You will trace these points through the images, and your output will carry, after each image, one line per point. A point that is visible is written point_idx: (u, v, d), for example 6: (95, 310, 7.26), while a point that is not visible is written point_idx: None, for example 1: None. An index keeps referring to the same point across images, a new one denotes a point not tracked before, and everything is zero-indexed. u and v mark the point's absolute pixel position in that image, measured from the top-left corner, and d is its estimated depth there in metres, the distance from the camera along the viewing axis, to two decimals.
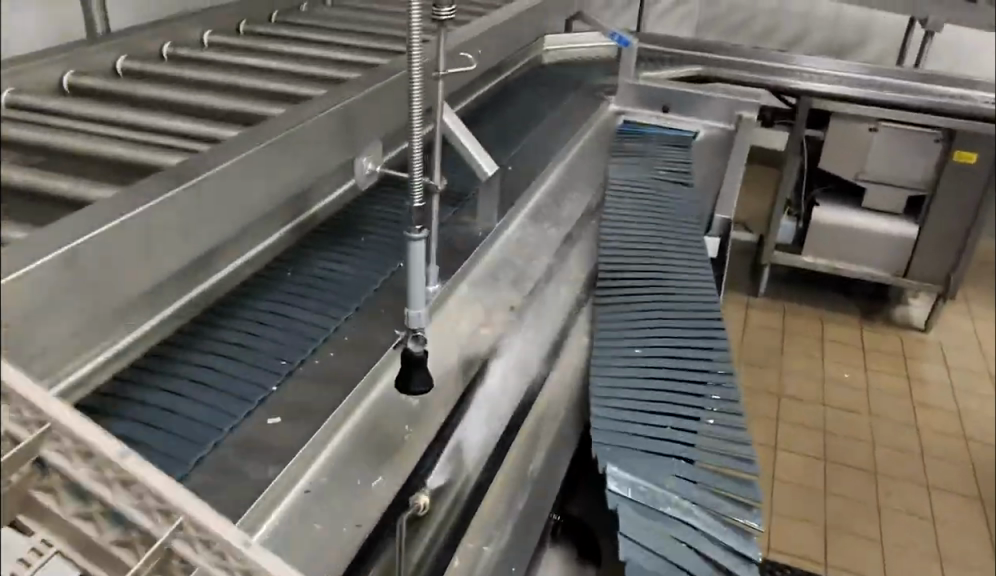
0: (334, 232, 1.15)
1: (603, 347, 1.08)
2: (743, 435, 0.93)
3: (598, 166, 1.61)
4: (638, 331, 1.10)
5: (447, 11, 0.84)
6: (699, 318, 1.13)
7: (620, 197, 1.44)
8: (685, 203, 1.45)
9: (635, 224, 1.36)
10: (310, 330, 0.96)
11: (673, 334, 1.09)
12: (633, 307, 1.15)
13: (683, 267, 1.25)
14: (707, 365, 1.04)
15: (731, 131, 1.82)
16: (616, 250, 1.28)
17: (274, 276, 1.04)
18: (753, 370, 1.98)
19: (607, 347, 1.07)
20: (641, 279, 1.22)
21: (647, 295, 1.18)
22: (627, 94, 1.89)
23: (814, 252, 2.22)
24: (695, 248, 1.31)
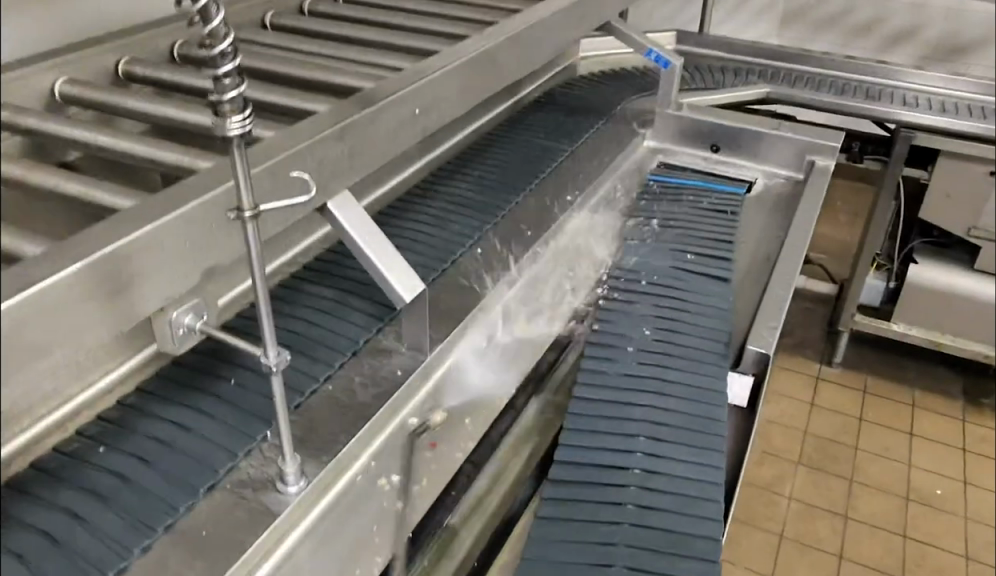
0: (198, 369, 0.82)
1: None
2: None
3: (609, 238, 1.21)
4: (599, 528, 0.74)
5: (237, 123, 0.51)
6: (694, 510, 0.76)
7: (620, 294, 1.05)
8: (715, 293, 1.06)
9: (631, 347, 0.96)
10: (89, 564, 0.64)
11: (641, 560, 0.71)
12: (597, 498, 0.77)
13: (684, 425, 0.85)
14: None
15: (800, 181, 1.41)
16: (598, 377, 0.91)
17: (80, 455, 0.72)
18: (814, 476, 1.58)
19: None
20: (616, 444, 0.83)
21: (625, 455, 0.81)
22: (667, 126, 1.50)
23: (907, 318, 1.79)
24: (712, 372, 0.93)
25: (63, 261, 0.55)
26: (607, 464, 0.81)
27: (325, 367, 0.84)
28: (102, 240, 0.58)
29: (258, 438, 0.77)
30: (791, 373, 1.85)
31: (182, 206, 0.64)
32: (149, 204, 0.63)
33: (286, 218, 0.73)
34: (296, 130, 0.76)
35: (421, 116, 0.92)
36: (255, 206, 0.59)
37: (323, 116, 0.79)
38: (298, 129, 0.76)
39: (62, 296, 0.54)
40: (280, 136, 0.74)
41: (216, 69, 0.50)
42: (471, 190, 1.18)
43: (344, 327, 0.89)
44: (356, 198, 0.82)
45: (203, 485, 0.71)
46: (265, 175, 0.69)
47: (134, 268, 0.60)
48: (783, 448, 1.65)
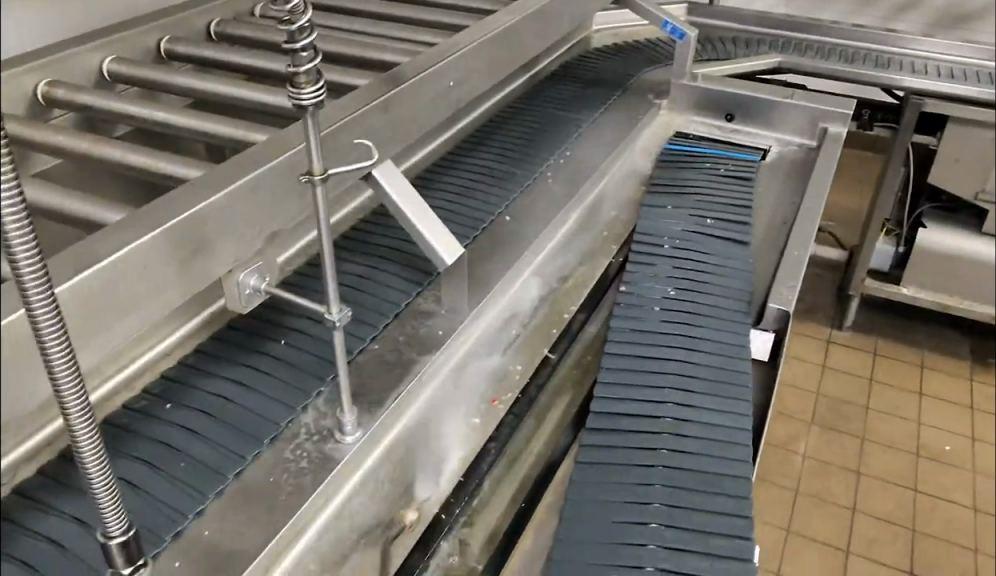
0: (253, 332, 0.87)
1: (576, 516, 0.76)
2: None
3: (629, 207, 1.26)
4: (635, 472, 0.79)
5: (310, 94, 0.55)
6: (723, 454, 0.81)
7: (644, 258, 1.10)
8: (735, 255, 1.11)
9: (657, 307, 1.00)
10: (168, 506, 0.69)
11: (676, 498, 0.77)
12: (631, 445, 0.82)
13: (711, 378, 0.90)
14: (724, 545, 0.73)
15: (813, 148, 1.44)
16: (628, 335, 0.96)
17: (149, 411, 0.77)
18: (828, 434, 1.64)
19: (580, 517, 0.75)
20: (646, 396, 0.88)
21: (656, 406, 0.86)
22: (682, 97, 1.53)
23: (916, 283, 1.84)
24: (736, 328, 0.98)
25: (146, 228, 0.60)
26: (640, 415, 0.86)
27: (371, 328, 0.89)
28: (176, 210, 0.63)
29: (313, 395, 0.81)
30: (804, 337, 1.90)
31: (245, 177, 0.68)
32: (215, 174, 0.68)
33: (336, 187, 0.77)
34: (343, 105, 0.80)
35: (455, 89, 0.95)
36: (322, 172, 0.62)
37: (367, 90, 0.83)
38: (345, 104, 0.80)
39: (144, 259, 0.59)
40: (329, 110, 0.78)
41: (294, 43, 0.53)
42: (496, 160, 1.22)
43: (386, 290, 0.94)
44: (399, 168, 0.86)
45: (266, 436, 0.76)
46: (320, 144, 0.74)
47: (205, 233, 0.65)
48: (797, 409, 1.70)
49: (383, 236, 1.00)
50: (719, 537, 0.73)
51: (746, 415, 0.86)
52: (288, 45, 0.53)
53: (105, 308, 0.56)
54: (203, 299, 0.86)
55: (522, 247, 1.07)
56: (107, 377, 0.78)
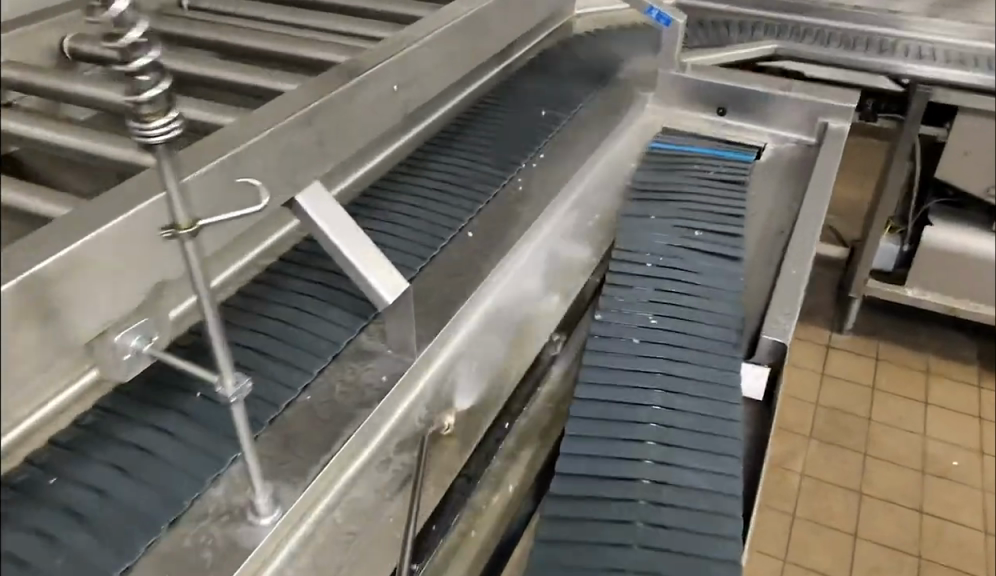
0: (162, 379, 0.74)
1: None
2: None
3: (606, 219, 1.14)
4: (605, 551, 0.68)
5: (157, 126, 0.44)
6: (707, 524, 0.70)
7: (621, 278, 0.97)
8: (726, 272, 0.98)
9: (636, 338, 0.88)
10: None
11: None
12: (600, 514, 0.70)
13: (695, 427, 0.78)
14: None
15: (811, 145, 1.32)
16: (602, 373, 0.84)
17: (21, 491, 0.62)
18: (827, 450, 1.52)
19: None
20: (620, 451, 0.75)
21: (631, 463, 0.74)
22: (669, 89, 1.41)
23: (922, 284, 1.72)
24: (726, 362, 0.85)
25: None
26: (613, 475, 0.73)
27: (302, 375, 0.78)
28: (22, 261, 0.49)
29: (226, 464, 0.70)
30: (801, 341, 1.78)
31: (119, 216, 0.55)
32: (81, 215, 0.55)
33: (246, 221, 0.64)
34: (253, 120, 0.67)
35: (402, 91, 0.82)
36: (191, 227, 0.48)
37: (287, 100, 0.71)
38: (257, 119, 0.68)
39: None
40: (232, 129, 0.66)
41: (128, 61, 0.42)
42: (459, 161, 1.09)
43: (321, 327, 0.82)
44: (329, 192, 0.74)
45: (165, 519, 0.65)
46: (216, 173, 0.59)
47: (64, 293, 0.50)
48: (795, 423, 1.58)
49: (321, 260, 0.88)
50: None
51: (736, 472, 0.74)
52: (123, 65, 0.41)
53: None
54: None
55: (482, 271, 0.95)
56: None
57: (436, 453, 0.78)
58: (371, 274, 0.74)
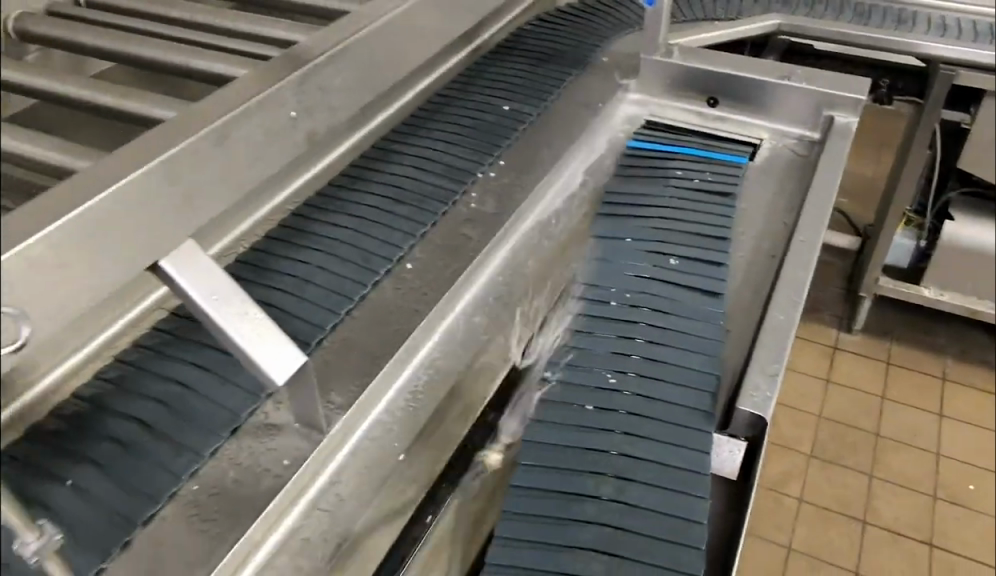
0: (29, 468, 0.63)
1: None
2: None
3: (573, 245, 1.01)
4: None
5: None
6: None
7: (576, 323, 0.84)
8: (701, 314, 0.85)
9: (590, 405, 0.76)
10: None
11: None
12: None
13: (646, 530, 0.66)
14: None
15: (815, 143, 1.16)
16: (550, 454, 0.72)
17: None
18: (829, 472, 1.41)
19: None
20: (559, 562, 0.64)
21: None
22: (653, 79, 1.24)
23: (939, 284, 1.58)
24: (690, 434, 0.73)
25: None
26: None
27: (191, 456, 0.68)
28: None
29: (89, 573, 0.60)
30: (804, 344, 1.65)
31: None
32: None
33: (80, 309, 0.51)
34: (103, 168, 0.53)
35: (305, 117, 0.67)
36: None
37: (153, 139, 0.57)
38: (111, 165, 0.54)
39: None
40: (73, 182, 0.52)
41: None
42: (400, 180, 0.97)
43: (218, 397, 0.71)
44: (208, 257, 0.61)
45: None
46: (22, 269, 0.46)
47: None
48: (793, 438, 1.47)
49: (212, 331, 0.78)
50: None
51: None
52: None
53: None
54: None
55: (411, 323, 0.82)
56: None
57: (344, 549, 0.68)
58: (258, 345, 0.62)
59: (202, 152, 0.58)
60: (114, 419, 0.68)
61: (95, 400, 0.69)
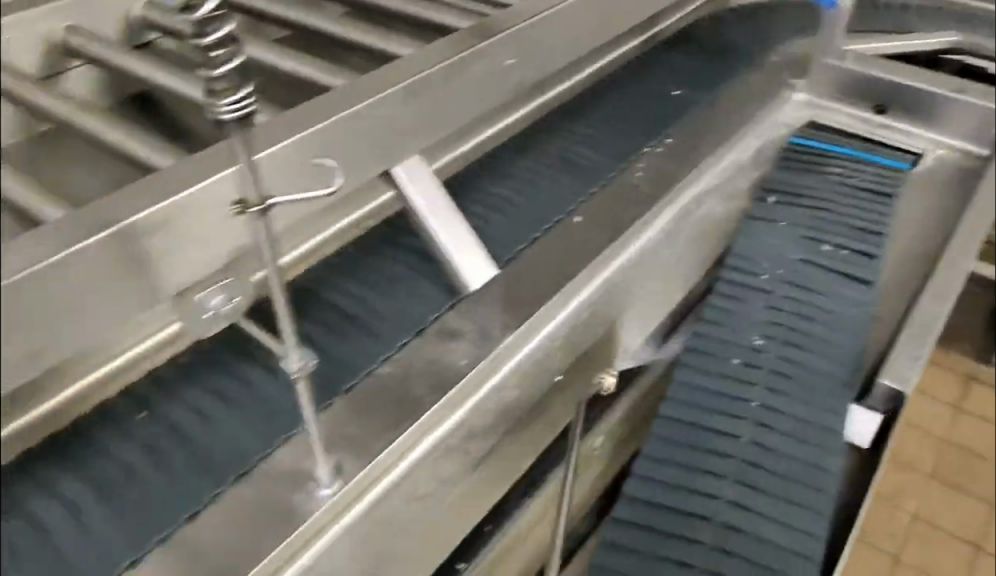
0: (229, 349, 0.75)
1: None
2: None
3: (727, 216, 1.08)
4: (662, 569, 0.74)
5: (230, 104, 0.44)
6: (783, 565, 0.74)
7: (730, 287, 0.91)
8: (852, 293, 0.91)
9: (736, 359, 0.85)
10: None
11: None
12: (681, 559, 0.74)
13: (780, 471, 0.78)
14: None
15: (982, 160, 1.19)
16: (698, 398, 0.82)
17: (88, 440, 0.65)
18: (949, 494, 1.41)
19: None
20: (703, 489, 0.77)
21: (709, 500, 0.76)
22: (825, 81, 1.30)
23: None
24: (828, 397, 0.83)
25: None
26: (693, 511, 0.76)
27: (383, 347, 0.77)
28: (27, 257, 0.44)
29: (297, 426, 0.69)
30: (939, 366, 1.63)
31: (185, 188, 0.52)
32: (139, 188, 0.52)
33: (326, 200, 0.65)
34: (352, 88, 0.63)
35: (521, 64, 0.75)
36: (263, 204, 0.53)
37: (391, 71, 0.66)
38: (359, 87, 0.64)
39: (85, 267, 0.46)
40: (318, 103, 0.62)
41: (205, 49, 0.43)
42: (577, 144, 1.04)
43: (411, 303, 0.81)
44: (426, 164, 0.72)
45: (230, 474, 0.65)
46: (293, 151, 0.58)
47: (153, 249, 0.50)
48: (915, 456, 1.46)
49: (410, 245, 0.86)
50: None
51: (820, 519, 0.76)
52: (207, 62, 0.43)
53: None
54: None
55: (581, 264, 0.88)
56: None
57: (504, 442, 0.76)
58: (465, 233, 0.73)
59: (427, 77, 0.66)
60: (320, 308, 0.79)
61: (305, 291, 0.80)
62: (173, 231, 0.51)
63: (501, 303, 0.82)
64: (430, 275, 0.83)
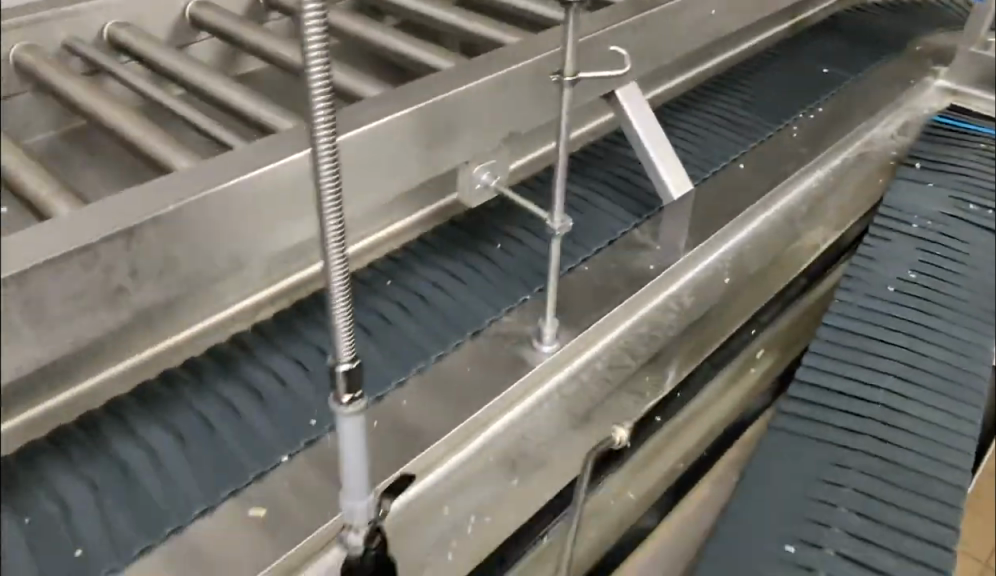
0: (455, 241, 0.90)
1: (731, 528, 0.78)
2: None
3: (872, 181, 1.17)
4: (838, 417, 0.86)
5: None
6: (944, 433, 0.86)
7: (882, 232, 1.05)
8: (987, 253, 1.05)
9: (892, 286, 0.99)
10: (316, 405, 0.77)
11: (880, 465, 0.82)
12: (853, 410, 0.86)
13: (940, 369, 0.91)
14: (918, 507, 0.79)
15: None
16: (864, 305, 0.96)
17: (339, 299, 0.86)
18: None
19: (775, 482, 0.81)
20: (872, 366, 0.90)
21: (877, 372, 0.90)
22: (967, 69, 1.37)
23: None
24: (977, 324, 0.97)
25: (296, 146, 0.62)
26: (863, 378, 0.89)
27: (583, 250, 0.89)
28: (381, 109, 0.64)
29: (519, 298, 0.84)
30: None
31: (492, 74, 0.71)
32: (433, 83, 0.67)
33: (567, 108, 0.77)
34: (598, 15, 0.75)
35: (723, 13, 0.86)
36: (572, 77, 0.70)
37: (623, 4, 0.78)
38: (601, 14, 0.76)
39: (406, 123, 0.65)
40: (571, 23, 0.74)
41: None
42: (736, 105, 1.14)
43: (604, 216, 0.93)
44: (640, 89, 0.84)
45: (469, 328, 0.80)
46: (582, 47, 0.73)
47: (454, 118, 0.69)
48: None
49: (598, 174, 0.98)
50: (928, 534, 0.77)
51: (975, 407, 0.88)
52: None
53: (249, 213, 0.59)
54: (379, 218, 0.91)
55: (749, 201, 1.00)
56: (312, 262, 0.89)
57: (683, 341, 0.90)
58: (667, 147, 0.86)
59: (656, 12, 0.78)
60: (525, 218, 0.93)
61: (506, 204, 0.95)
62: (471, 113, 0.70)
63: (684, 225, 0.94)
64: (619, 197, 0.95)
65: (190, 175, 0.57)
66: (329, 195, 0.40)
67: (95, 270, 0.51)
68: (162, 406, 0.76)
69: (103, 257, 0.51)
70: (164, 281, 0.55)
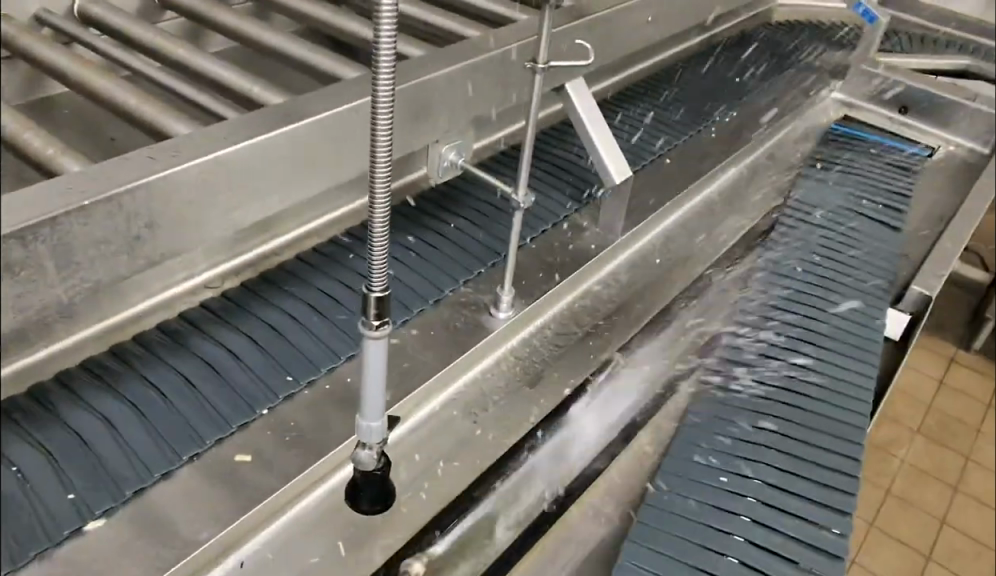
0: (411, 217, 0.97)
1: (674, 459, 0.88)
2: (804, 534, 0.81)
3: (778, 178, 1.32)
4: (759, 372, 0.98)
5: None
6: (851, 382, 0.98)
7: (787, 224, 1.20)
8: (881, 238, 1.20)
9: (798, 268, 1.13)
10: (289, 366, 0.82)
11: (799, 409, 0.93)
12: (771, 366, 0.99)
13: (845, 332, 1.04)
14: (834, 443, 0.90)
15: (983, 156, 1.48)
16: (776, 284, 1.10)
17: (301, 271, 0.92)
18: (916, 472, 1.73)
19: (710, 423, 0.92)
20: (784, 331, 1.03)
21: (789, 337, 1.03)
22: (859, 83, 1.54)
23: None
24: (874, 296, 1.10)
25: (286, 118, 0.67)
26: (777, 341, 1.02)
27: (529, 230, 0.98)
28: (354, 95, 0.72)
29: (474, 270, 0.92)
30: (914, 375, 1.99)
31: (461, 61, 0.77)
32: (413, 66, 0.74)
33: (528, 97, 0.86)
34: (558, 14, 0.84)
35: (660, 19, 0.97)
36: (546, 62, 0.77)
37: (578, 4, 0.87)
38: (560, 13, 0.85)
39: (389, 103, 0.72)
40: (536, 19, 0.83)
41: None
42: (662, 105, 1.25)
43: (547, 200, 1.02)
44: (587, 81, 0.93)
45: (432, 296, 0.88)
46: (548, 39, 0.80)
47: (431, 98, 0.75)
48: (890, 441, 1.79)
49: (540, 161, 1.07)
50: (840, 465, 0.88)
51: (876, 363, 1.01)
52: None
53: (268, 171, 0.65)
54: (341, 194, 0.97)
55: None
56: (278, 234, 0.94)
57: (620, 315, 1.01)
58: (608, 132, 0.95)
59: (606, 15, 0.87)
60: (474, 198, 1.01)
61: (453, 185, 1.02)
62: (447, 94, 0.77)
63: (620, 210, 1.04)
64: (559, 182, 1.05)
65: (193, 139, 0.61)
66: (379, 145, 0.48)
67: (119, 218, 0.54)
68: (138, 364, 0.78)
69: (126, 207, 0.55)
70: (175, 232, 0.59)
